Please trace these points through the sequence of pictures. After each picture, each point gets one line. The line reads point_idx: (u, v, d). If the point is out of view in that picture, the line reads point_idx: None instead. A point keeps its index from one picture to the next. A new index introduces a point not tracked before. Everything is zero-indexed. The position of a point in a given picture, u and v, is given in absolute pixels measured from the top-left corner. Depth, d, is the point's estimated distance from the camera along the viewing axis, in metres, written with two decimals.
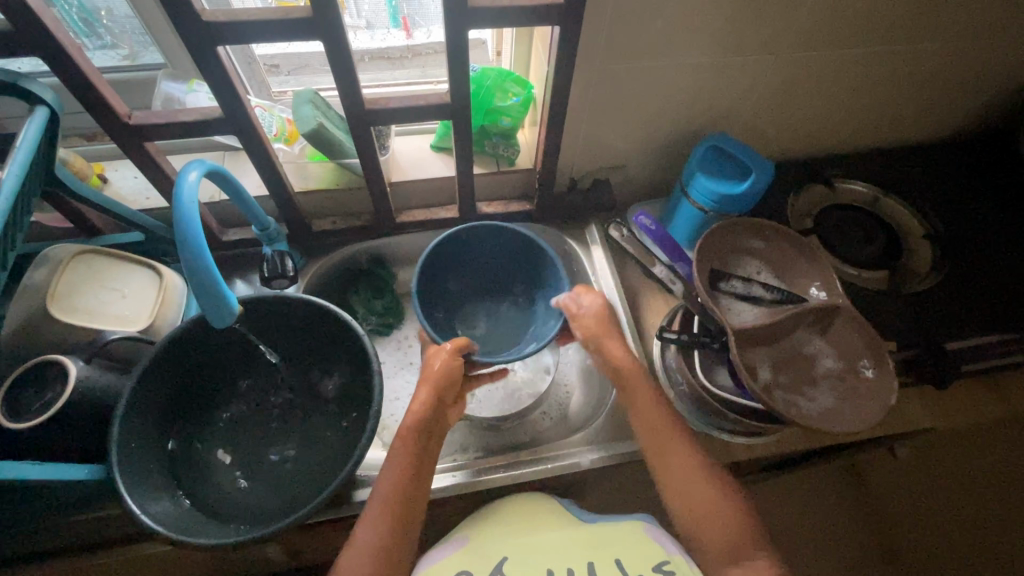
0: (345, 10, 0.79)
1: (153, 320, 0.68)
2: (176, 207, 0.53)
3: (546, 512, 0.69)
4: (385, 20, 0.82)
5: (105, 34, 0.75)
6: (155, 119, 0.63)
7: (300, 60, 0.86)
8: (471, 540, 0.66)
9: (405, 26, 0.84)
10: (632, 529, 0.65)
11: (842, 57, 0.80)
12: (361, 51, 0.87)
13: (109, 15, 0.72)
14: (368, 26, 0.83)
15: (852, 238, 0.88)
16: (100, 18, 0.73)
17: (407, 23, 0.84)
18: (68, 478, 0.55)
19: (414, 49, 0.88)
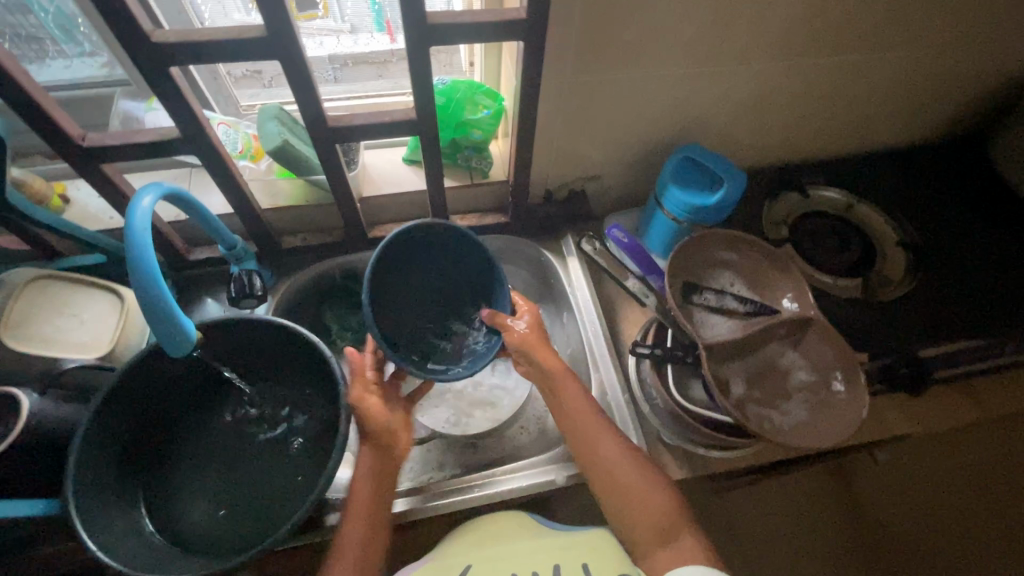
0: (328, 14, 0.79)
1: (114, 346, 0.66)
2: (129, 234, 0.52)
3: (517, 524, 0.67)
4: (370, 24, 0.82)
5: (83, 41, 0.73)
6: (110, 141, 0.62)
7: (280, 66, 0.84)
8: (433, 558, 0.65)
9: (389, 29, 0.84)
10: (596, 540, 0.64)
11: (811, 67, 0.80)
12: (343, 55, 0.85)
13: (87, 23, 0.71)
14: (352, 29, 0.83)
15: (826, 247, 0.88)
16: (78, 25, 0.71)
17: (391, 26, 0.84)
18: (19, 514, 0.53)
19: (399, 53, 0.87)
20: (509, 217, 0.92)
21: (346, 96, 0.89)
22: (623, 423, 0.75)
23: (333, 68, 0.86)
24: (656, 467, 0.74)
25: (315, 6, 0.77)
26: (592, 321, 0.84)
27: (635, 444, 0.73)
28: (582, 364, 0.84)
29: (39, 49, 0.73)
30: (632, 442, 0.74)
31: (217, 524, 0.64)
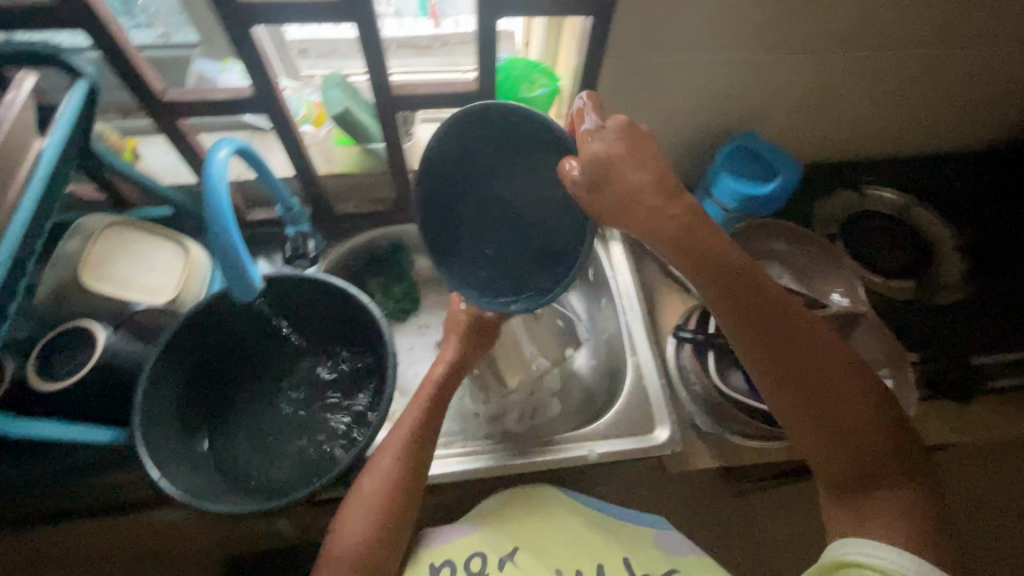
0: None
1: (178, 294, 0.70)
2: (206, 181, 0.55)
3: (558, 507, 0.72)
4: (415, 8, 0.85)
5: (142, 10, 0.75)
6: (190, 97, 0.65)
7: (328, 47, 0.85)
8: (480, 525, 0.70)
9: (433, 14, 0.86)
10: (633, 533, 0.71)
11: (881, 60, 0.78)
12: (390, 38, 0.86)
13: None
14: (397, 12, 0.85)
15: (881, 247, 0.87)
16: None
17: (435, 11, 0.85)
18: (93, 439, 0.57)
19: (443, 37, 0.86)
20: None
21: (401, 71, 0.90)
22: (659, 407, 0.76)
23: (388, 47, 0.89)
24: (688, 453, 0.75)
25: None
26: (632, 304, 0.84)
27: (669, 428, 0.73)
28: (619, 346, 0.84)
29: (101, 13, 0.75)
30: (666, 426, 0.74)
31: (266, 468, 0.68)
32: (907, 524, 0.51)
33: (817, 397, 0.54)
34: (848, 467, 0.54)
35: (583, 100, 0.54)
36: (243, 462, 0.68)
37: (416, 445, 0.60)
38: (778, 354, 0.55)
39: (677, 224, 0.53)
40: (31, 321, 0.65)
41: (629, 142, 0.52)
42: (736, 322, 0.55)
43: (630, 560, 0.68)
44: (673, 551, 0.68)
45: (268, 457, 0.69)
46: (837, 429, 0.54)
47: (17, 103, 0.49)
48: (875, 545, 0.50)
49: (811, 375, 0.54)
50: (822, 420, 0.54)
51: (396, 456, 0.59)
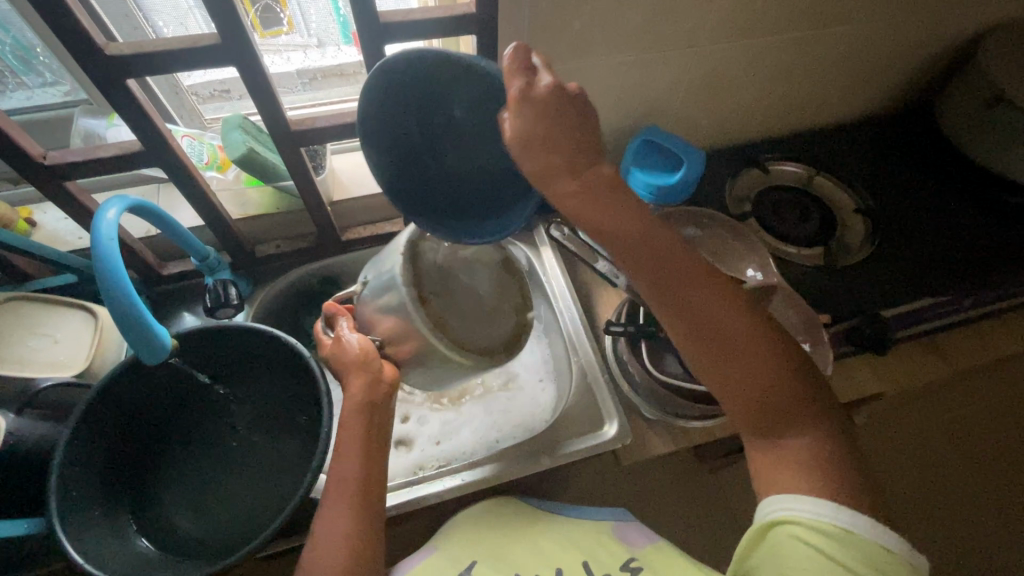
0: (294, 30, 0.83)
1: (91, 361, 0.67)
2: (94, 245, 0.52)
3: (521, 518, 0.72)
4: (336, 37, 0.85)
5: (44, 71, 0.74)
6: (73, 157, 0.62)
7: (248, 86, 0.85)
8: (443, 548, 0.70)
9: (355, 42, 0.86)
10: (596, 535, 0.70)
11: (759, 45, 0.83)
12: (312, 68, 0.88)
13: (44, 52, 0.71)
14: (319, 43, 0.86)
15: (789, 218, 0.92)
16: (36, 55, 0.72)
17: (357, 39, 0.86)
18: (4, 534, 0.53)
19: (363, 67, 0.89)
20: None
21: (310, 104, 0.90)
22: (604, 403, 0.77)
23: (302, 82, 0.89)
24: (637, 443, 0.76)
25: (281, 23, 0.81)
26: (568, 304, 0.85)
27: (616, 422, 0.74)
28: (559, 348, 0.85)
29: (6, 81, 0.74)
30: (612, 421, 0.75)
31: (210, 534, 0.65)
32: (821, 464, 0.51)
33: (731, 352, 0.54)
34: (764, 416, 0.53)
35: (513, 51, 0.48)
36: (183, 532, 0.65)
37: (357, 520, 0.56)
38: (690, 316, 0.54)
39: (580, 190, 0.51)
40: None
41: (552, 108, 0.47)
42: (644, 279, 0.55)
43: (588, 562, 0.66)
44: (632, 543, 0.68)
45: (211, 520, 0.66)
46: (750, 381, 0.54)
47: None
48: (797, 499, 0.49)
49: (717, 326, 0.54)
50: (737, 374, 0.54)
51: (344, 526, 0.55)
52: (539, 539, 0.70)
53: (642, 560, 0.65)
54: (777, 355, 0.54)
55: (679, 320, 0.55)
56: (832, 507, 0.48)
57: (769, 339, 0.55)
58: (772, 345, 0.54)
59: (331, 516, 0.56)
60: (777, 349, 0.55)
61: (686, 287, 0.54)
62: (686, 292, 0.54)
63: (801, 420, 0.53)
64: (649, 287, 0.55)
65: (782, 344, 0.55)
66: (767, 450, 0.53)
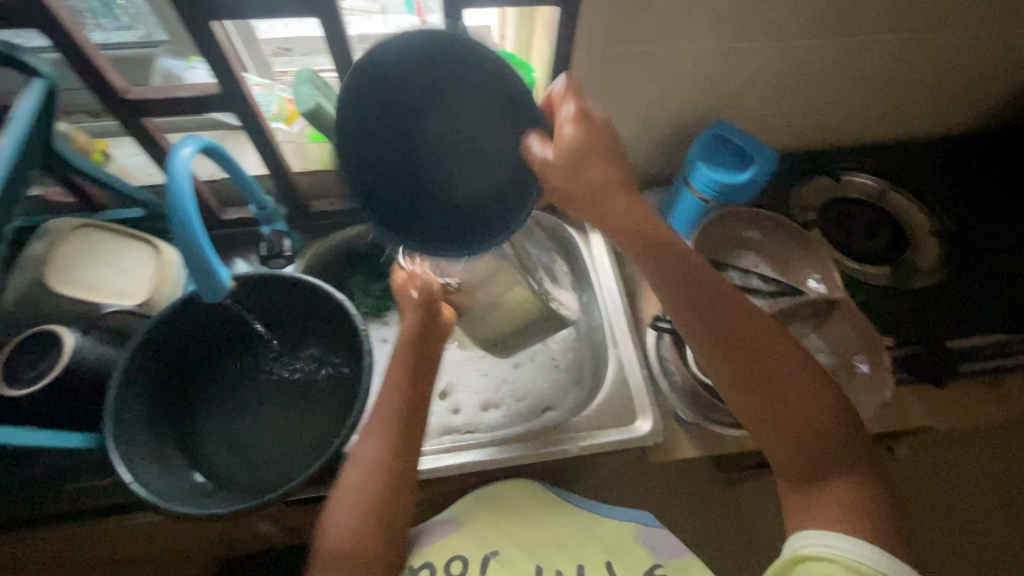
0: None
1: (150, 296, 0.69)
2: (171, 182, 0.53)
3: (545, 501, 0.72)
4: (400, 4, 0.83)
5: (121, 15, 0.73)
6: (153, 94, 0.63)
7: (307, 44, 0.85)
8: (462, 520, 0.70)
9: (418, 10, 0.84)
10: (620, 535, 0.69)
11: (852, 45, 0.78)
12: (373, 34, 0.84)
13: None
14: (382, 10, 0.84)
15: (857, 232, 0.87)
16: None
17: (420, 7, 0.83)
18: (62, 445, 0.56)
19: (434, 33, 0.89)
20: None
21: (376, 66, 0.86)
22: (639, 399, 0.75)
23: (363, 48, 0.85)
24: (668, 444, 0.75)
25: None
26: (613, 294, 0.84)
27: (651, 419, 0.73)
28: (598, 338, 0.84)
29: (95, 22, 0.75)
30: (647, 417, 0.74)
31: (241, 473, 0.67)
32: (861, 510, 0.50)
33: (785, 394, 0.53)
34: (808, 458, 0.53)
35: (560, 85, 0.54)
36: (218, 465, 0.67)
37: (391, 481, 0.57)
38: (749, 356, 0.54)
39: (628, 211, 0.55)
40: None
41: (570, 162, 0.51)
42: (688, 315, 0.56)
43: (611, 563, 0.68)
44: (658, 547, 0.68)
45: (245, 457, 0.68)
46: (802, 425, 0.53)
47: None
48: (833, 537, 0.49)
49: (760, 366, 0.54)
50: (792, 419, 0.53)
51: (369, 481, 0.57)
52: (563, 531, 0.70)
53: (664, 569, 0.67)
54: (821, 394, 0.54)
55: (720, 358, 0.55)
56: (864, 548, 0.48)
57: (812, 381, 0.54)
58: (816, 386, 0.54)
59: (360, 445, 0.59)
60: (819, 390, 0.54)
61: (733, 324, 0.55)
62: (727, 329, 0.55)
63: (839, 462, 0.52)
64: (687, 321, 0.56)
65: (828, 386, 0.54)
66: (804, 493, 0.53)
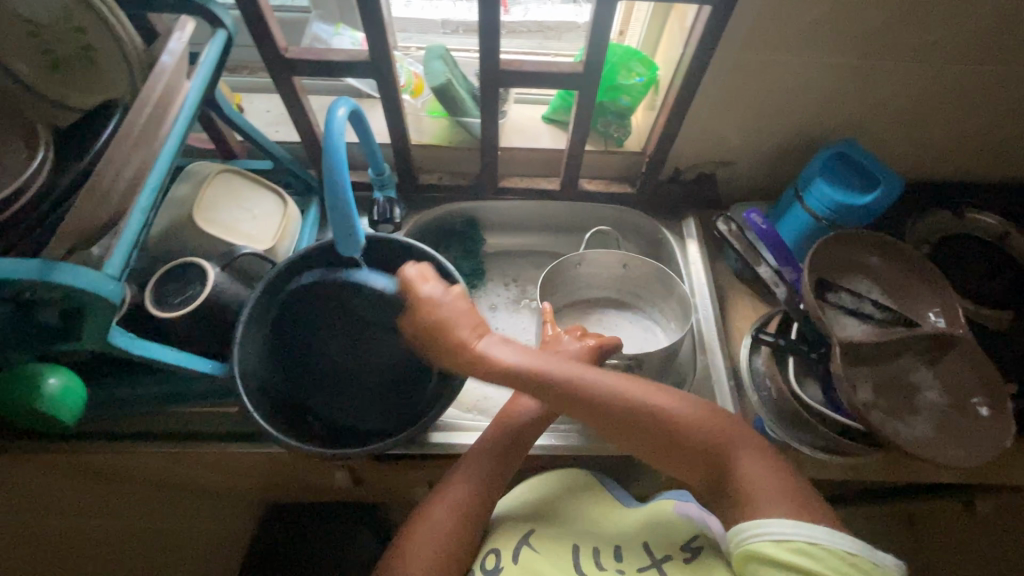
0: None
1: (274, 244, 0.74)
2: (327, 138, 0.57)
3: (589, 493, 0.72)
4: None
5: None
6: (308, 56, 0.67)
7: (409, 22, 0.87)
8: (508, 512, 0.72)
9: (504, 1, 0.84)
10: (659, 513, 0.68)
11: (1005, 75, 0.74)
12: (456, 21, 0.87)
13: None
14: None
15: (977, 272, 0.83)
16: None
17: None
18: (195, 369, 0.61)
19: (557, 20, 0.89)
20: (635, 189, 0.92)
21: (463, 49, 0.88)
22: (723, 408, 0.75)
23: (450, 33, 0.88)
24: None
25: None
26: (705, 301, 0.83)
27: None
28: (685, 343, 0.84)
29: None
30: None
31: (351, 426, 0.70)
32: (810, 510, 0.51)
33: (673, 437, 0.57)
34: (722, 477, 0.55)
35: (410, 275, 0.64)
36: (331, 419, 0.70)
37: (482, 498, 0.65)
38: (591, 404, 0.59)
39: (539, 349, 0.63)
40: (141, 254, 0.69)
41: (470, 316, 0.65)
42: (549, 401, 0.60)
43: (650, 545, 0.65)
44: (699, 520, 0.66)
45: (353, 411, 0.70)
46: (718, 468, 0.55)
47: (177, 52, 0.52)
48: (773, 525, 0.50)
49: (639, 425, 0.58)
50: (689, 454, 0.56)
51: (471, 485, 0.66)
52: (598, 515, 0.70)
53: (705, 541, 0.64)
54: (701, 424, 0.57)
55: (620, 433, 0.59)
56: (816, 530, 0.49)
57: (697, 418, 0.57)
58: (688, 421, 0.57)
59: (468, 463, 0.67)
60: (689, 421, 0.57)
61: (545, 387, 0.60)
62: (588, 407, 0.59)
63: (761, 478, 0.53)
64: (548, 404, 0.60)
65: (715, 417, 0.58)
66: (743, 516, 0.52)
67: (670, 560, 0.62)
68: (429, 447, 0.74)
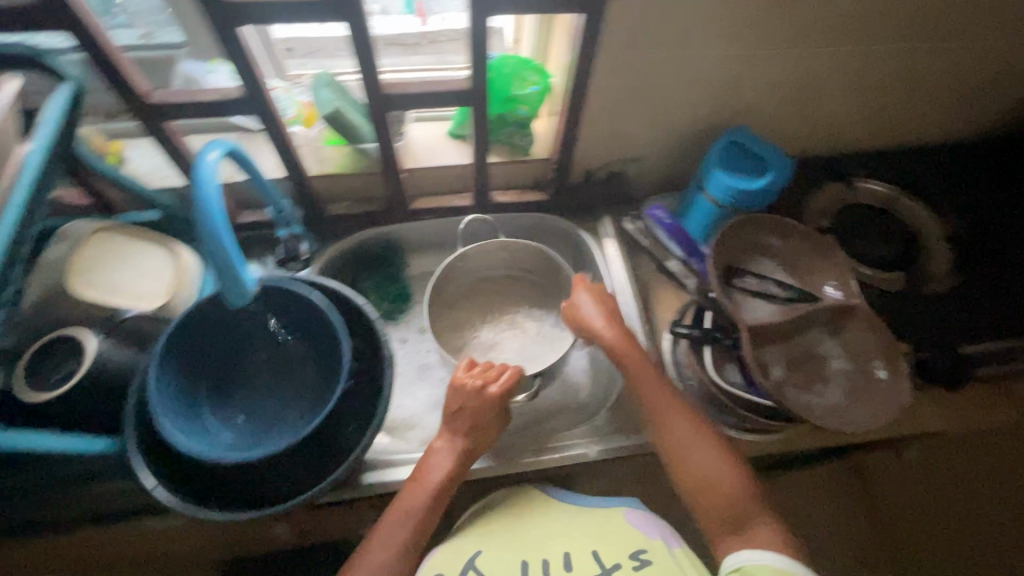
0: None
1: (168, 300, 0.69)
2: (197, 185, 0.53)
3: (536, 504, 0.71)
4: (399, 4, 0.83)
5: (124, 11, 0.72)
6: (176, 98, 0.63)
7: (312, 44, 0.81)
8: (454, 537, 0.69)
9: (419, 10, 0.84)
10: (608, 523, 0.68)
11: (869, 53, 0.79)
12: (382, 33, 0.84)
13: None
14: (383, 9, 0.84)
15: (871, 237, 0.87)
16: None
17: (422, 7, 0.83)
18: (86, 449, 0.56)
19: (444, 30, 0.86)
20: (548, 196, 0.92)
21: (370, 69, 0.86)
22: None
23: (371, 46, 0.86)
24: None
25: None
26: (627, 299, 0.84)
27: None
28: None
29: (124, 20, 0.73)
30: None
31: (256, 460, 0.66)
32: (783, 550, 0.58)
33: (699, 476, 0.62)
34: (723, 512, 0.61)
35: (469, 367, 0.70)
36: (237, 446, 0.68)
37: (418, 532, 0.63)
38: (676, 443, 0.64)
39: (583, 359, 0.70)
40: (13, 330, 0.63)
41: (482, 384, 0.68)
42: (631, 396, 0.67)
43: (598, 553, 0.65)
44: (645, 532, 0.66)
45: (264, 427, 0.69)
46: (731, 503, 0.61)
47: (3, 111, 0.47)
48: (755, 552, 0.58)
49: (682, 455, 0.64)
50: (701, 495, 0.62)
51: (406, 526, 0.63)
52: (547, 528, 0.69)
53: (652, 551, 0.65)
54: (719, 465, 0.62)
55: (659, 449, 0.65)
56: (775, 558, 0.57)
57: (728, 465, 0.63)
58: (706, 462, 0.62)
59: (402, 500, 0.65)
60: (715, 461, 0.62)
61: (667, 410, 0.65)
62: (673, 419, 0.65)
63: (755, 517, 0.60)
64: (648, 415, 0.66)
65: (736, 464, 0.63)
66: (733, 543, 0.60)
67: (618, 568, 0.63)
68: (363, 487, 0.71)
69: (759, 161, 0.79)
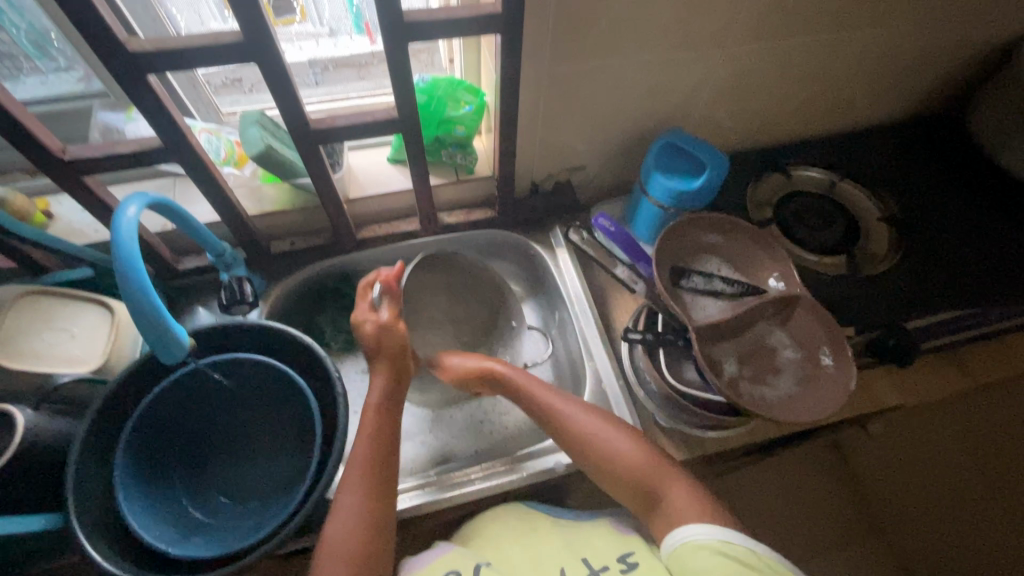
0: (306, 18, 0.79)
1: (105, 360, 0.66)
2: (115, 243, 0.51)
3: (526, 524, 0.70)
4: (349, 26, 0.81)
5: (58, 56, 0.74)
6: (91, 153, 0.61)
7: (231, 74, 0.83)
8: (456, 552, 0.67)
9: (368, 31, 0.82)
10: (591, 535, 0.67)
11: (789, 48, 0.81)
12: (323, 59, 0.84)
13: (59, 37, 0.71)
14: (331, 32, 0.82)
15: (812, 224, 0.90)
16: (51, 40, 0.72)
17: (370, 28, 0.81)
18: (21, 529, 0.54)
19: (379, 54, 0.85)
20: (496, 212, 0.92)
21: (328, 98, 0.87)
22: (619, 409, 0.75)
23: (315, 71, 0.86)
24: None
25: (293, 12, 0.77)
26: (583, 308, 0.84)
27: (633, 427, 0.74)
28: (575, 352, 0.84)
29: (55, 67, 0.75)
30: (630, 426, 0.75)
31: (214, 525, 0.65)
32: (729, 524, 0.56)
33: (635, 484, 0.62)
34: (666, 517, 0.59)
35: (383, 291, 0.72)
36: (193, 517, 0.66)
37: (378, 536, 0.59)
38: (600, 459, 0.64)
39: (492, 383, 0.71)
40: None
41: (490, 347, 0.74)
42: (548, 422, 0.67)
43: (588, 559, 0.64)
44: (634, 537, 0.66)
45: (230, 472, 0.71)
46: (666, 505, 0.59)
47: None
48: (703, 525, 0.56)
49: (615, 470, 0.63)
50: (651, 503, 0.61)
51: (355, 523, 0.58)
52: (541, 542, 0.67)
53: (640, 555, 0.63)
54: (641, 461, 0.62)
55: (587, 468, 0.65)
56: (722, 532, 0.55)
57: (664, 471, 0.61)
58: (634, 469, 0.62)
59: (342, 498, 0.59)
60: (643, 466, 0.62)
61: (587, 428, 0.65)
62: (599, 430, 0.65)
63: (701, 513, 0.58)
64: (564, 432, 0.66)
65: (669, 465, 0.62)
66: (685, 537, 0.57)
67: (607, 570, 0.62)
68: None
69: (695, 162, 0.81)
